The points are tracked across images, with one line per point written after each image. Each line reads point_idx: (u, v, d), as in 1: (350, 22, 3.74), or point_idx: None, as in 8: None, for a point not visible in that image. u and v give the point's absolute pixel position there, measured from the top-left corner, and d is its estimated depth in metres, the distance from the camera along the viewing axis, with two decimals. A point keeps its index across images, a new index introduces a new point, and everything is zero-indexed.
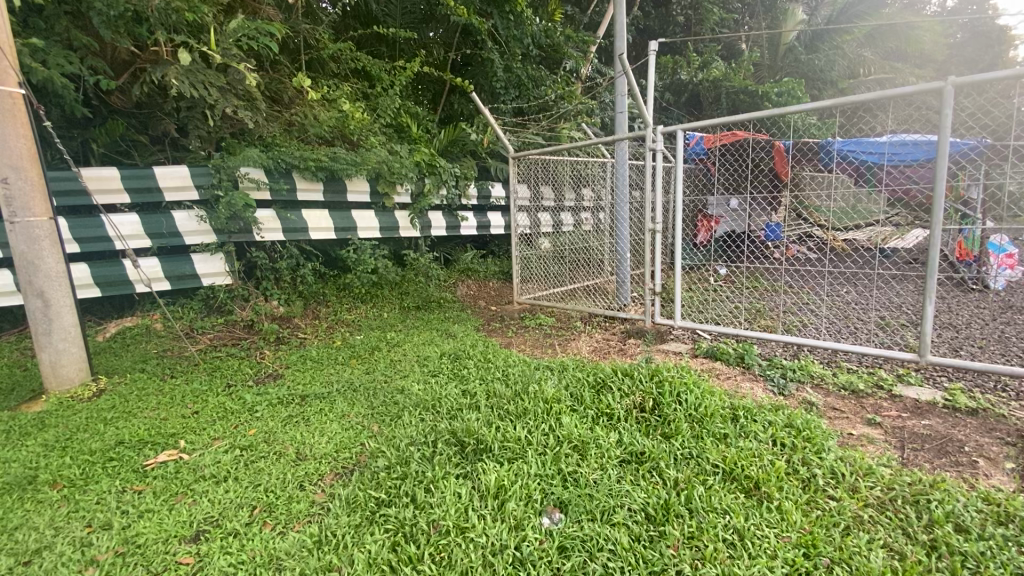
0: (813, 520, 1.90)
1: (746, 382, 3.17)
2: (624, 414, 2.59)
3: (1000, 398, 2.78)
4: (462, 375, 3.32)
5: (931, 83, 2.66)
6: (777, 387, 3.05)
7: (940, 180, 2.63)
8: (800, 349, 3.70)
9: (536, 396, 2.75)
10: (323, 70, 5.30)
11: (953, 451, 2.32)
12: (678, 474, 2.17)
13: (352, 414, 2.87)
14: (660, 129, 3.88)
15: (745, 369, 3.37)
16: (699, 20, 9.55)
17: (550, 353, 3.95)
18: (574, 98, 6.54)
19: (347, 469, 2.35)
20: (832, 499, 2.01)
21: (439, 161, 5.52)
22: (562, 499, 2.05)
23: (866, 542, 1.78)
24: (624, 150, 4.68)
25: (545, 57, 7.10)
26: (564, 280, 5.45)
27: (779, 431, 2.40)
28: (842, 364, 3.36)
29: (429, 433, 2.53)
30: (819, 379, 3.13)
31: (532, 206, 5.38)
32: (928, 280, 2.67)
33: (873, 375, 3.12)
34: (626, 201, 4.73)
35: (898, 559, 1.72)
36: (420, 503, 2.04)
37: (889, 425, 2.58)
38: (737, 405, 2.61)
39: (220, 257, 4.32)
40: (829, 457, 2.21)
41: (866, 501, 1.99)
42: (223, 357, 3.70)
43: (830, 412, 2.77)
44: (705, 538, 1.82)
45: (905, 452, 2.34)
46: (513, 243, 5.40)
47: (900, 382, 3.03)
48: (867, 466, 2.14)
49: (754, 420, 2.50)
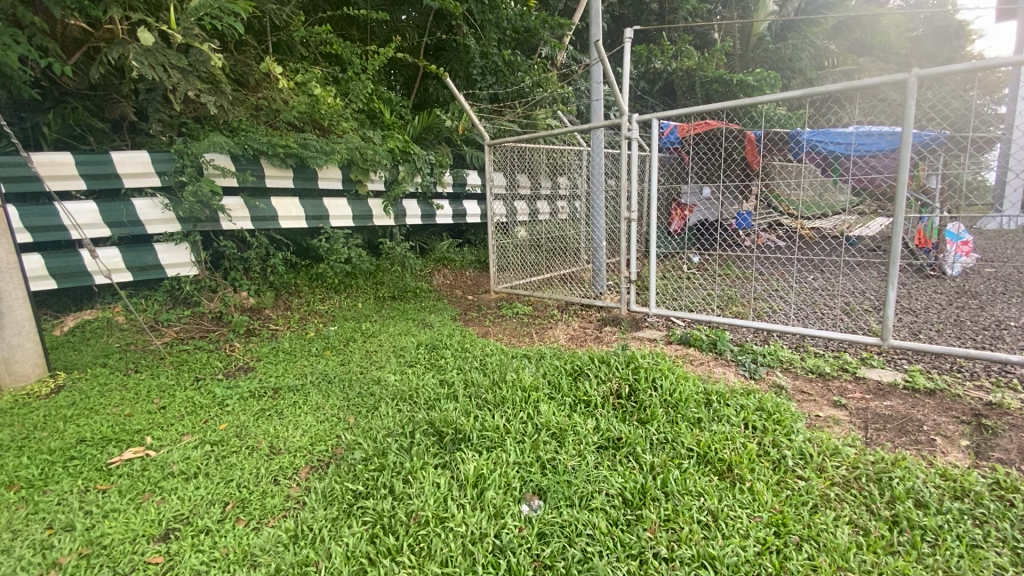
0: (784, 499, 1.96)
1: (718, 367, 3.25)
2: (601, 401, 2.62)
3: (956, 378, 2.92)
4: (439, 366, 3.29)
5: (896, 75, 2.73)
6: (748, 371, 3.14)
7: (904, 170, 2.71)
8: (769, 334, 3.80)
9: (514, 384, 2.77)
10: (291, 53, 5.11)
11: (912, 431, 2.43)
12: (654, 458, 2.21)
13: (328, 406, 2.83)
14: (636, 117, 3.86)
15: (717, 355, 3.45)
16: (673, 10, 9.56)
17: (528, 341, 3.96)
18: (550, 84, 6.47)
19: (322, 462, 2.31)
20: (800, 479, 2.08)
21: (414, 148, 5.44)
22: (542, 486, 2.07)
23: (833, 519, 1.85)
24: (601, 137, 4.68)
25: (521, 42, 7.00)
26: (540, 269, 5.46)
27: (750, 415, 2.47)
28: (808, 348, 3.48)
29: (408, 424, 2.51)
30: (787, 363, 3.23)
31: (509, 194, 5.35)
32: (891, 266, 2.76)
33: (837, 359, 3.23)
34: (602, 190, 4.76)
35: (863, 535, 1.80)
36: (399, 494, 2.02)
37: (854, 406, 2.68)
38: (710, 390, 2.67)
39: (185, 247, 4.15)
40: (798, 438, 2.28)
41: (832, 480, 2.06)
42: (191, 350, 3.58)
43: (798, 395, 2.86)
44: (680, 520, 1.86)
45: (868, 432, 2.45)
46: (491, 232, 5.29)
47: (864, 365, 3.15)
48: (833, 447, 2.22)
49: (727, 404, 2.57)
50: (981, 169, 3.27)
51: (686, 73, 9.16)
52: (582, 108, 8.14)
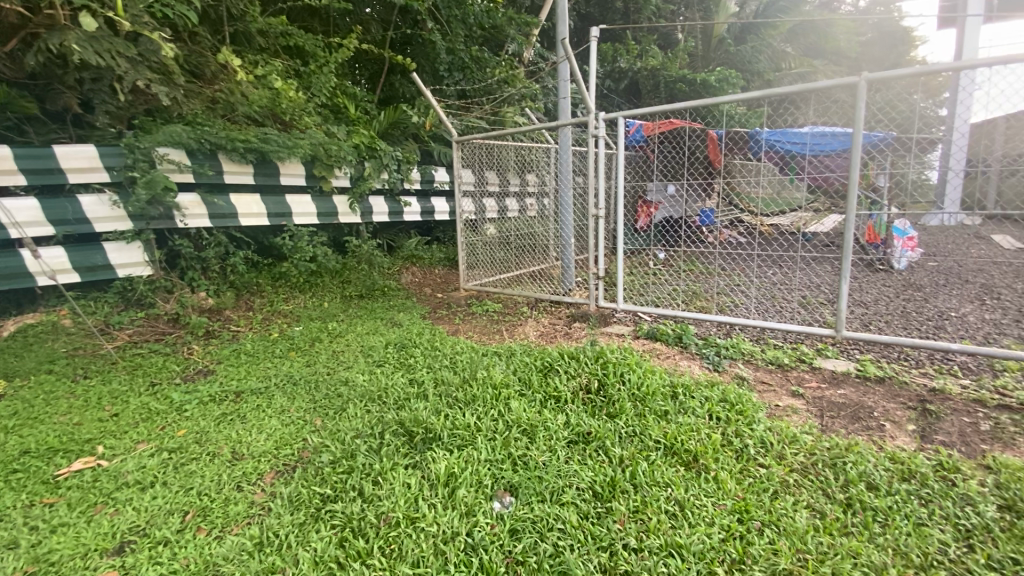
0: (747, 487, 2.03)
1: (683, 360, 3.33)
2: (570, 397, 2.65)
3: (903, 366, 3.09)
4: (409, 365, 3.25)
5: (847, 78, 2.86)
6: (712, 364, 3.24)
7: (855, 168, 2.85)
8: (731, 328, 3.92)
9: (484, 382, 2.78)
10: (249, 44, 4.90)
11: (863, 417, 2.55)
12: (623, 451, 2.25)
13: (293, 408, 2.75)
14: (602, 116, 3.91)
15: (683, 348, 3.54)
16: (638, 10, 9.71)
17: (498, 339, 3.97)
18: (518, 81, 6.46)
19: (288, 466, 2.25)
20: (762, 466, 2.16)
21: (380, 144, 5.36)
22: (513, 483, 2.07)
23: (792, 504, 1.93)
24: (568, 135, 4.71)
25: (488, 39, 6.97)
26: (510, 266, 5.46)
27: (714, 406, 2.55)
28: (768, 340, 3.61)
29: (376, 425, 2.48)
30: (748, 355, 3.34)
31: (477, 192, 5.31)
32: (844, 261, 2.89)
33: (795, 350, 3.37)
34: (570, 187, 4.80)
35: (819, 517, 1.88)
36: (368, 496, 2.00)
37: (810, 395, 2.81)
38: (676, 383, 2.74)
39: (138, 246, 3.95)
40: (759, 427, 2.36)
41: (791, 467, 2.14)
42: (146, 354, 3.42)
43: (759, 385, 2.97)
44: (648, 510, 1.90)
45: (824, 419, 2.56)
46: (459, 229, 5.21)
47: (819, 355, 3.30)
48: (792, 435, 2.31)
49: (692, 397, 2.64)
50: (925, 168, 3.46)
51: (651, 73, 9.34)
52: (550, 106, 8.18)
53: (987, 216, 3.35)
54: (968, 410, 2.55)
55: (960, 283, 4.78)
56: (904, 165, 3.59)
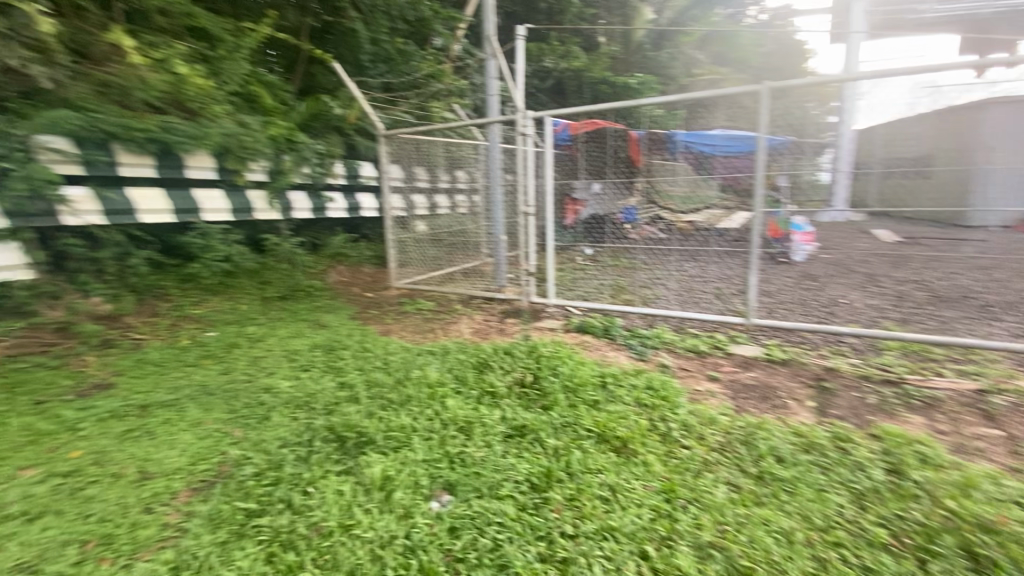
0: (672, 468, 2.15)
1: (610, 351, 3.49)
2: (505, 392, 2.71)
3: (802, 349, 3.42)
4: (338, 368, 3.13)
5: (749, 87, 3.14)
6: (638, 353, 3.41)
7: (758, 170, 3.14)
8: (654, 319, 4.14)
9: (418, 382, 2.81)
10: (146, 22, 4.29)
11: (771, 397, 2.80)
12: (557, 442, 2.31)
13: (209, 420, 2.56)
14: (530, 116, 4.05)
15: (610, 340, 3.70)
16: (561, 11, 9.94)
17: (431, 337, 3.92)
18: (445, 76, 6.40)
19: (206, 482, 2.09)
20: (684, 448, 2.31)
21: (299, 137, 5.11)
22: (450, 481, 2.06)
23: (712, 480, 2.07)
24: (498, 133, 4.77)
25: (413, 32, 6.83)
26: (441, 263, 5.45)
27: (640, 393, 2.69)
28: (687, 329, 3.86)
29: (304, 432, 2.39)
30: (670, 344, 3.55)
31: (406, 188, 5.25)
32: (751, 255, 3.15)
33: (711, 338, 3.63)
34: (500, 185, 4.87)
35: (736, 491, 2.03)
36: (298, 507, 1.91)
37: (725, 379, 3.04)
38: (606, 373, 2.87)
39: (13, 246, 3.30)
40: (681, 411, 2.53)
41: (710, 446, 2.31)
42: (27, 369, 3.01)
43: (680, 371, 3.17)
44: (583, 497, 1.97)
45: (737, 400, 2.78)
46: (388, 226, 5.14)
47: (732, 342, 3.58)
48: (710, 417, 2.49)
49: (620, 386, 2.77)
50: (818, 168, 3.81)
51: (576, 74, 9.61)
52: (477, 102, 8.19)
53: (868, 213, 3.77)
54: (856, 386, 2.88)
55: (846, 273, 5.37)
56: (796, 165, 3.95)
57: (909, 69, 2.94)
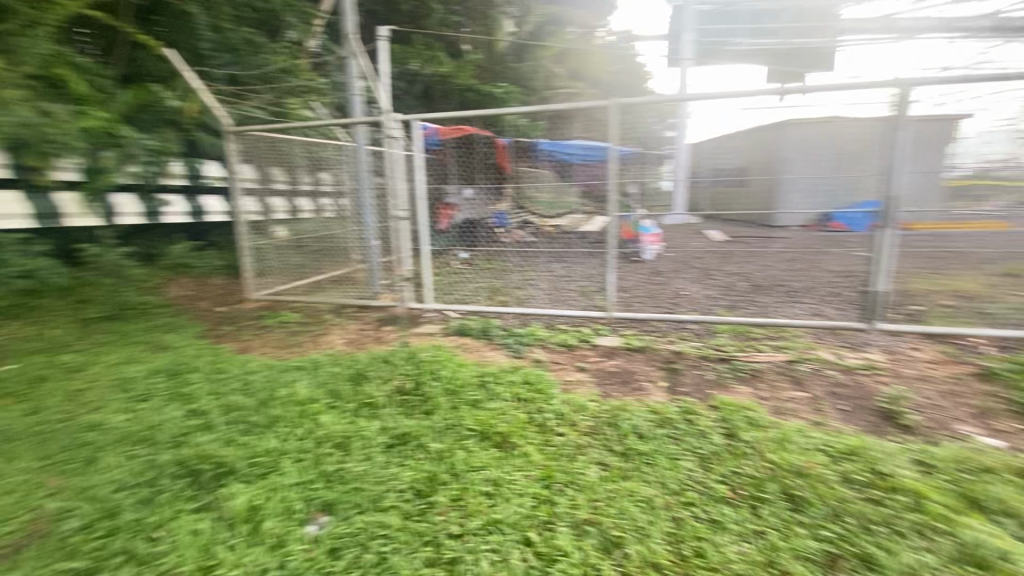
0: (549, 456, 2.29)
1: (488, 351, 3.58)
2: (384, 401, 2.65)
3: (654, 336, 3.87)
4: (186, 394, 2.77)
5: (600, 103, 3.45)
6: (514, 351, 3.56)
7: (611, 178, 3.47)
8: (528, 317, 4.35)
9: (286, 401, 2.62)
10: None
11: (631, 381, 3.13)
12: (440, 445, 2.32)
13: (11, 471, 2.09)
14: (397, 117, 3.98)
15: (488, 340, 3.80)
16: (425, 16, 9.93)
17: (299, 351, 3.65)
18: (303, 73, 6.01)
19: (10, 547, 1.71)
20: (560, 435, 2.47)
21: (123, 130, 4.19)
22: (328, 500, 1.95)
23: (585, 462, 2.25)
24: (362, 134, 4.63)
25: (263, 22, 6.30)
26: (307, 271, 5.12)
27: (518, 389, 2.82)
28: (558, 325, 4.12)
29: (147, 471, 2.07)
30: (543, 341, 3.76)
31: (261, 189, 4.88)
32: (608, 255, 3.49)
33: (579, 332, 3.93)
34: (369, 188, 4.71)
35: (606, 468, 2.22)
36: (143, 557, 1.66)
37: (592, 368, 3.31)
38: (485, 373, 2.95)
39: None
40: (555, 402, 2.70)
41: (583, 430, 2.50)
42: None
43: (554, 365, 3.38)
44: (468, 496, 2.00)
45: (603, 387, 3.05)
46: (240, 231, 4.86)
47: (597, 334, 3.91)
48: (581, 404, 2.70)
49: (498, 383, 2.87)
50: (660, 178, 4.40)
51: (442, 79, 9.66)
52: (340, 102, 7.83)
53: (703, 217, 4.24)
54: (698, 365, 3.33)
55: (686, 268, 6.17)
56: (642, 174, 4.48)
57: (728, 92, 3.52)
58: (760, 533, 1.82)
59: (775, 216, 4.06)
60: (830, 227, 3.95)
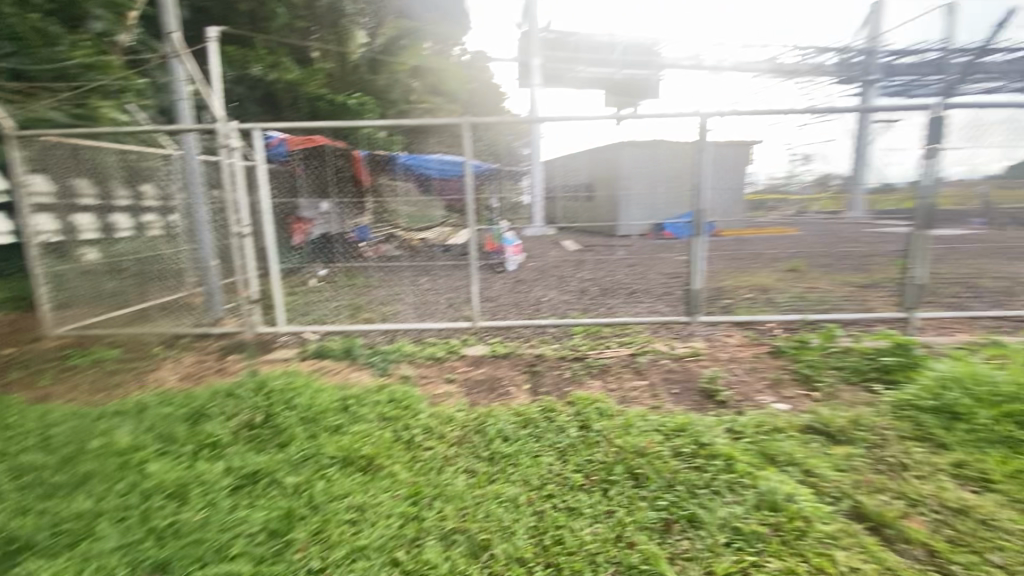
0: (416, 472, 2.27)
1: (352, 372, 3.43)
2: (230, 439, 2.40)
3: (519, 342, 4.06)
4: None
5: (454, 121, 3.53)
6: (380, 370, 3.46)
7: (468, 194, 3.56)
8: (394, 333, 4.27)
9: (103, 454, 2.23)
10: None
11: (497, 387, 3.24)
12: (297, 477, 2.17)
13: None
14: (234, 125, 3.66)
15: (351, 361, 3.64)
16: (267, 18, 9.24)
17: (120, 393, 3.13)
18: (115, 70, 5.21)
19: None
20: (427, 449, 2.46)
21: None
22: (160, 560, 1.71)
23: (452, 472, 2.27)
24: (194, 142, 4.15)
25: (55, 7, 5.33)
26: (127, 299, 4.32)
27: (383, 407, 2.75)
28: (426, 339, 4.11)
29: None
30: (410, 355, 3.72)
31: (61, 205, 4.09)
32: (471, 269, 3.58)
33: (447, 344, 3.96)
34: (202, 203, 4.20)
35: (473, 475, 2.27)
36: None
37: (460, 378, 3.37)
38: (347, 395, 2.84)
39: None
40: (422, 416, 2.69)
41: (450, 441, 2.53)
42: None
43: (421, 379, 3.37)
44: (329, 527, 1.90)
45: (471, 396, 3.12)
46: (31, 254, 3.91)
47: (465, 344, 3.98)
48: (448, 415, 2.73)
49: (362, 404, 2.77)
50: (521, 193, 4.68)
51: (291, 87, 9.07)
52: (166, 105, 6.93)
53: (558, 228, 4.49)
54: (558, 366, 3.57)
55: (547, 275, 6.57)
56: (507, 189, 4.76)
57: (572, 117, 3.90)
58: (610, 513, 2.02)
59: (616, 226, 4.62)
60: (661, 235, 4.70)
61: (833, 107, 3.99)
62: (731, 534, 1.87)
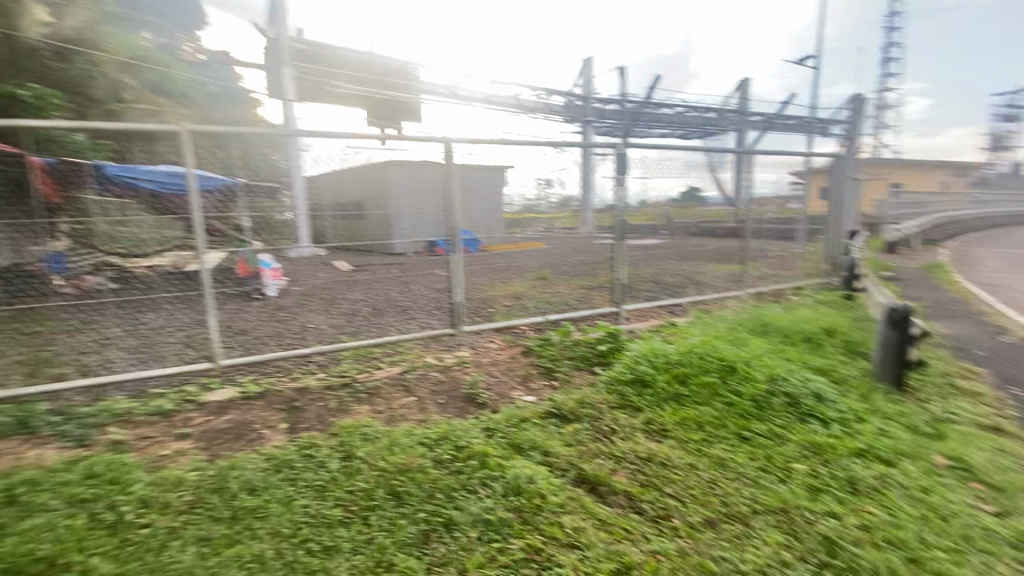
0: (129, 557, 1.84)
1: (30, 451, 2.60)
2: None
3: (275, 377, 3.65)
4: None
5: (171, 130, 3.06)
6: (75, 440, 2.72)
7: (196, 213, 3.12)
8: (103, 388, 3.39)
9: None
10: None
11: (246, 433, 2.88)
12: None
13: None
14: None
15: (29, 436, 2.75)
16: None
17: None
18: None
19: None
20: (144, 526, 2.03)
21: None
22: None
23: (181, 545, 1.92)
24: None
25: None
26: None
27: (77, 489, 2.17)
28: (150, 390, 3.38)
29: None
30: (125, 415, 3.00)
31: None
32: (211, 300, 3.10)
33: (180, 393, 3.32)
34: None
35: (209, 542, 1.95)
36: None
37: (197, 432, 2.87)
38: (14, 484, 2.16)
39: None
40: (137, 488, 2.22)
41: (178, 510, 2.13)
42: None
43: (141, 442, 2.77)
44: None
45: (210, 450, 2.69)
46: None
47: (205, 390, 3.40)
48: (176, 478, 2.30)
49: (40, 492, 2.15)
50: (286, 210, 4.26)
51: None
52: None
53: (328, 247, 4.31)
54: (320, 397, 3.33)
55: (312, 299, 6.11)
56: (262, 207, 4.25)
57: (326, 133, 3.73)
58: (370, 540, 1.97)
59: (393, 244, 4.54)
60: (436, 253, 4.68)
61: (564, 141, 4.77)
62: (483, 527, 2.04)
